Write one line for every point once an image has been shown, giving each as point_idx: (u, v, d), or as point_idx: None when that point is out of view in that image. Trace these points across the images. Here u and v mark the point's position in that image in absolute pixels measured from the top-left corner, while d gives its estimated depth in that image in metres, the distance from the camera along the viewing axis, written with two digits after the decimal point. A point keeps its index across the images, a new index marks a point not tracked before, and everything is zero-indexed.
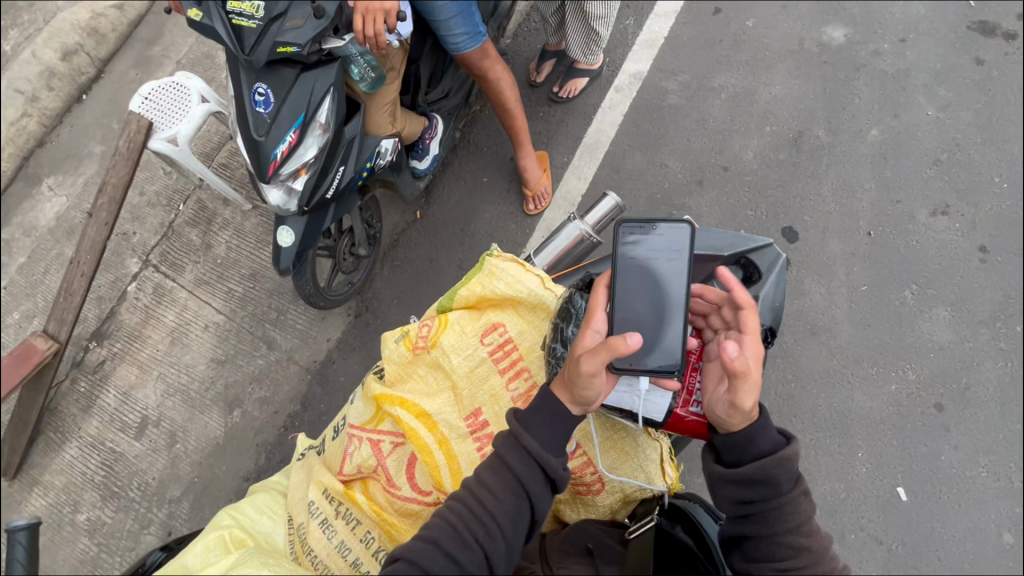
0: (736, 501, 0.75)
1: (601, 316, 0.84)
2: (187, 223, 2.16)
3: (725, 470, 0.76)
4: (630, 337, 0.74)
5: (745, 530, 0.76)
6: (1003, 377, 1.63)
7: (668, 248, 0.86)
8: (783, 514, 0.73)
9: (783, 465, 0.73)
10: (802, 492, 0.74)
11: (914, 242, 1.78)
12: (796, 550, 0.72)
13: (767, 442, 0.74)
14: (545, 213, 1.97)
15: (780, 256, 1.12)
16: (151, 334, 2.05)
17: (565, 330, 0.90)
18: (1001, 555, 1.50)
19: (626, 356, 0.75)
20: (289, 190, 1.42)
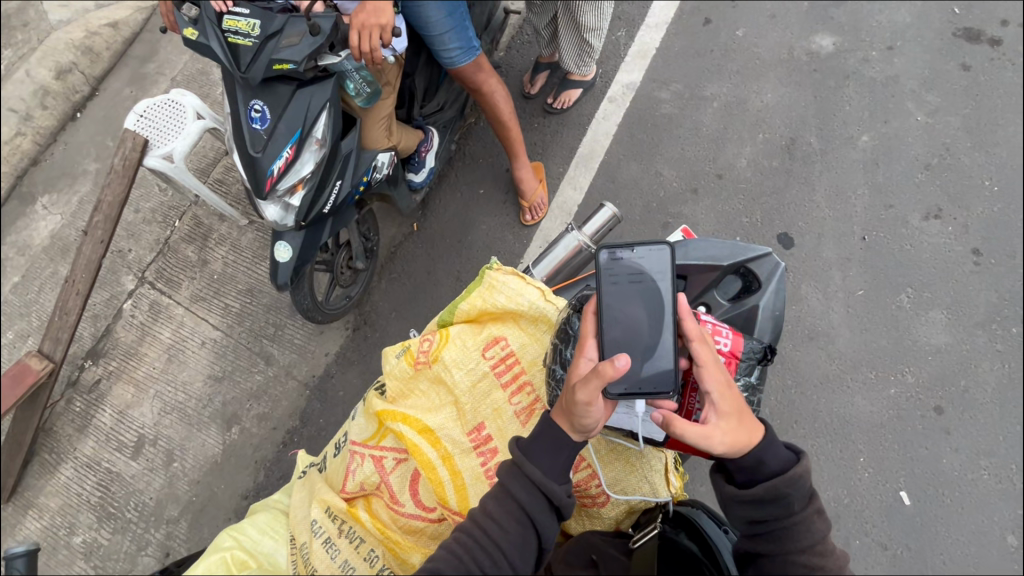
0: (748, 520, 0.75)
1: (591, 343, 0.83)
2: (183, 239, 2.15)
3: (736, 489, 0.76)
4: (617, 359, 0.71)
5: (758, 548, 0.76)
6: (1001, 378, 1.64)
7: (654, 269, 0.87)
8: (795, 533, 0.73)
9: (795, 483, 0.73)
10: (816, 511, 0.73)
11: (909, 246, 1.79)
12: (810, 569, 0.72)
13: (777, 463, 0.74)
14: (541, 223, 1.97)
15: (779, 265, 1.14)
16: (147, 352, 2.04)
17: (564, 352, 0.90)
18: (1006, 558, 1.50)
19: (615, 379, 0.72)
20: (286, 206, 1.42)
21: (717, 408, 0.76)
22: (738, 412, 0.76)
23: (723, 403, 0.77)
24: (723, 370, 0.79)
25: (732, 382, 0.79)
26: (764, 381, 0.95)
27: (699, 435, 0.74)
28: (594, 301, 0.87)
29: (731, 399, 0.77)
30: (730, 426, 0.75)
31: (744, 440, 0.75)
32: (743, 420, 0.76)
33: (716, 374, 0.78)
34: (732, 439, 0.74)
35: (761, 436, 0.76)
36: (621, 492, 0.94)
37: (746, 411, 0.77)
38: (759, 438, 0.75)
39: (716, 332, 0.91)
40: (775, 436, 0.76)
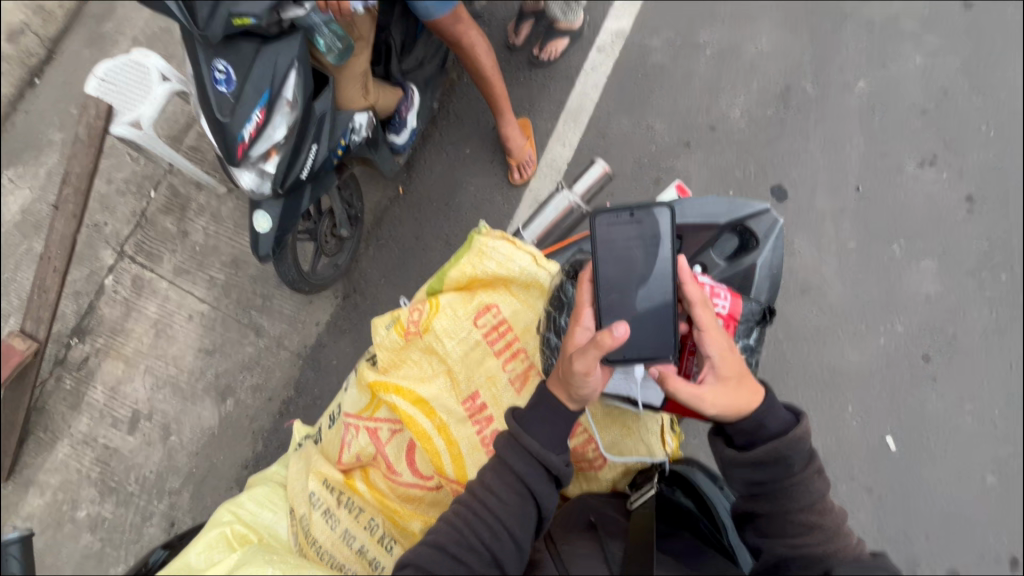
0: (748, 482, 0.76)
1: (588, 312, 0.83)
2: (161, 210, 2.07)
3: (736, 453, 0.76)
4: (616, 328, 0.71)
5: (757, 509, 0.77)
6: (988, 324, 1.66)
7: (651, 230, 0.85)
8: (795, 493, 0.74)
9: (795, 446, 0.74)
10: (816, 470, 0.74)
11: (902, 195, 1.77)
12: (810, 527, 0.73)
13: (778, 424, 0.75)
14: (530, 182, 1.92)
15: (778, 220, 1.12)
16: (134, 327, 2.00)
17: (558, 319, 0.91)
18: (985, 496, 1.56)
19: (613, 349, 0.72)
20: (261, 172, 1.37)
21: (716, 370, 0.77)
22: (739, 375, 0.77)
23: (723, 366, 0.77)
24: (723, 334, 0.79)
25: (732, 346, 0.79)
26: (762, 342, 0.95)
27: (694, 395, 0.76)
28: (589, 269, 0.86)
29: (731, 364, 0.77)
30: (728, 388, 0.76)
31: (743, 404, 0.75)
32: (743, 383, 0.76)
33: (716, 337, 0.78)
34: (729, 401, 0.75)
35: (761, 399, 0.76)
36: (618, 454, 0.96)
37: (747, 375, 0.77)
38: (760, 402, 0.76)
39: (714, 293, 0.90)
40: (774, 399, 0.76)
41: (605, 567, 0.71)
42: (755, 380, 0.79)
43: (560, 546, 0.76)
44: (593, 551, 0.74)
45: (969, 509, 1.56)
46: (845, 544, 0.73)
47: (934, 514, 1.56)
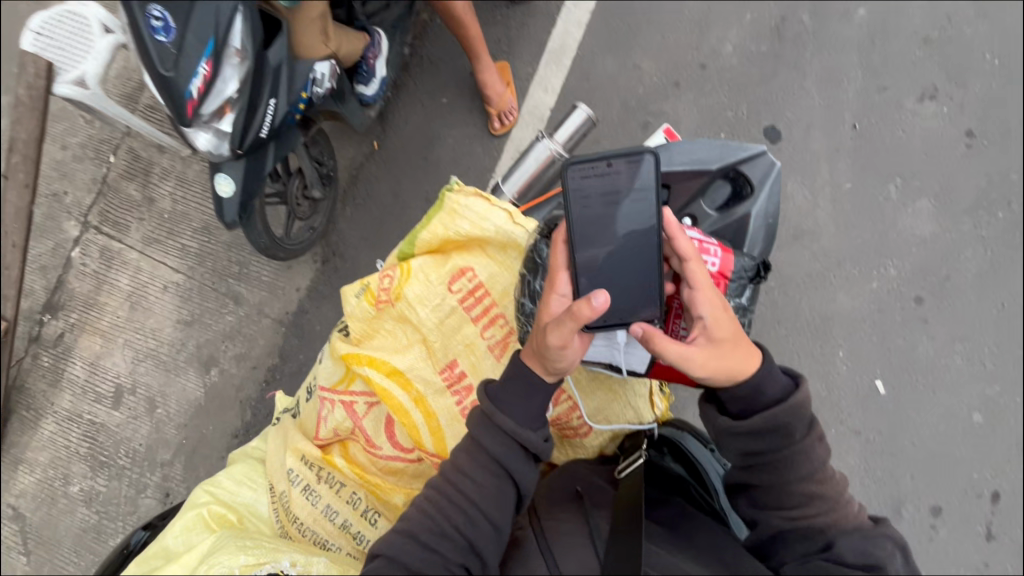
0: (743, 453, 0.74)
1: (563, 276, 0.79)
2: (123, 176, 1.95)
3: (731, 421, 0.74)
4: (595, 298, 0.68)
5: (752, 479, 0.76)
6: (982, 264, 1.63)
7: (632, 185, 0.80)
8: (794, 463, 0.73)
9: (795, 413, 0.72)
10: (816, 439, 0.73)
11: (901, 132, 1.69)
12: (810, 497, 0.73)
13: (778, 390, 0.73)
14: (512, 132, 1.81)
15: (773, 165, 1.05)
16: (107, 301, 1.92)
17: (533, 282, 0.87)
18: (970, 433, 1.58)
19: (592, 320, 0.70)
20: (217, 132, 1.26)
21: (709, 333, 0.74)
22: (732, 338, 0.74)
23: (716, 328, 0.74)
24: (717, 295, 0.76)
25: (726, 307, 0.76)
26: (755, 301, 0.91)
27: (686, 360, 0.72)
28: (564, 229, 0.81)
29: (723, 325, 0.74)
30: (721, 352, 0.73)
31: (738, 367, 0.73)
32: (736, 347, 0.73)
33: (709, 297, 0.75)
34: (721, 365, 0.72)
35: (757, 364, 0.73)
36: (604, 420, 0.94)
37: (741, 338, 0.74)
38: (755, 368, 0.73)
39: (704, 250, 0.85)
40: (770, 362, 0.74)
41: (588, 544, 0.69)
42: (750, 342, 0.76)
43: (543, 520, 0.74)
44: (576, 526, 0.71)
45: (955, 447, 1.58)
46: (845, 512, 0.73)
47: (920, 453, 1.58)
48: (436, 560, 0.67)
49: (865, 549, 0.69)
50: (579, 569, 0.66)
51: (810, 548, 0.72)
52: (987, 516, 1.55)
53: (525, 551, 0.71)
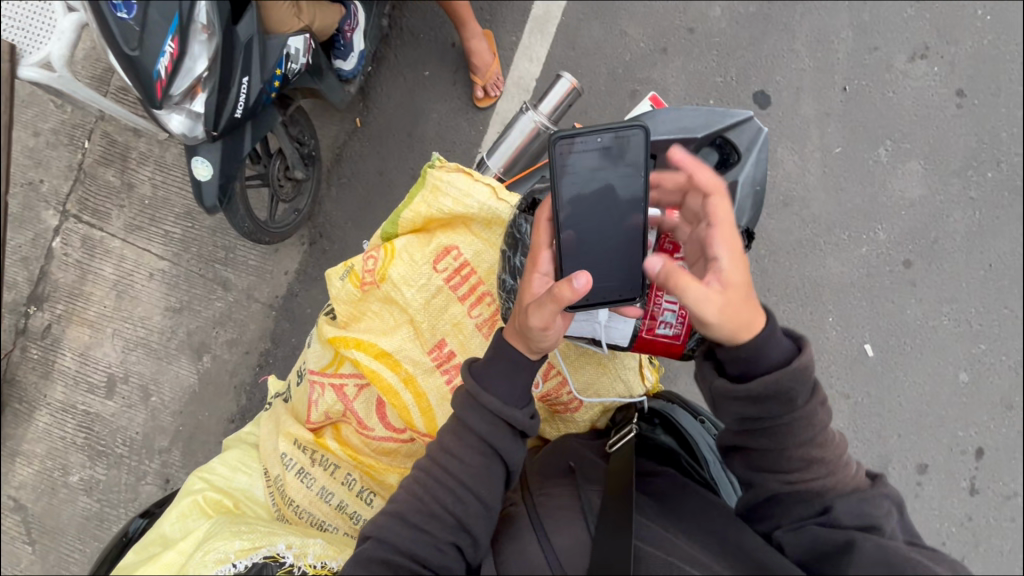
0: (740, 417, 0.72)
1: (545, 254, 0.80)
2: (99, 162, 1.89)
3: (729, 385, 0.71)
4: (576, 280, 0.70)
5: (748, 443, 0.73)
6: (970, 225, 1.63)
7: (620, 164, 0.79)
8: (795, 428, 0.70)
9: (799, 379, 0.69)
10: (819, 404, 0.71)
11: (892, 94, 1.66)
12: (809, 461, 0.70)
13: (779, 354, 0.70)
14: (497, 104, 1.77)
15: (760, 131, 1.04)
16: (93, 291, 1.88)
17: (512, 259, 0.90)
18: (956, 392, 1.61)
19: (574, 301, 0.72)
20: (191, 113, 1.22)
21: (723, 275, 0.73)
22: (747, 285, 0.73)
23: (730, 272, 0.74)
24: (736, 241, 0.76)
25: (742, 254, 0.76)
26: None
27: (700, 299, 0.71)
28: (547, 207, 0.80)
29: (739, 270, 0.74)
30: (735, 296, 0.72)
31: (751, 318, 0.71)
32: (750, 295, 0.73)
33: (727, 239, 0.75)
34: (736, 309, 0.71)
35: (762, 324, 0.71)
36: (594, 394, 0.96)
37: (753, 288, 0.74)
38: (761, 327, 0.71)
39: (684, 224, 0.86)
40: (775, 327, 0.71)
41: (580, 518, 0.69)
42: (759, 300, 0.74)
43: (536, 496, 0.74)
44: (569, 501, 0.72)
45: (941, 406, 1.61)
46: (845, 476, 0.71)
47: (907, 413, 1.61)
48: (426, 540, 0.67)
49: (862, 511, 0.67)
50: (571, 544, 0.66)
51: (807, 512, 0.70)
52: (971, 471, 1.60)
53: (517, 526, 0.71)
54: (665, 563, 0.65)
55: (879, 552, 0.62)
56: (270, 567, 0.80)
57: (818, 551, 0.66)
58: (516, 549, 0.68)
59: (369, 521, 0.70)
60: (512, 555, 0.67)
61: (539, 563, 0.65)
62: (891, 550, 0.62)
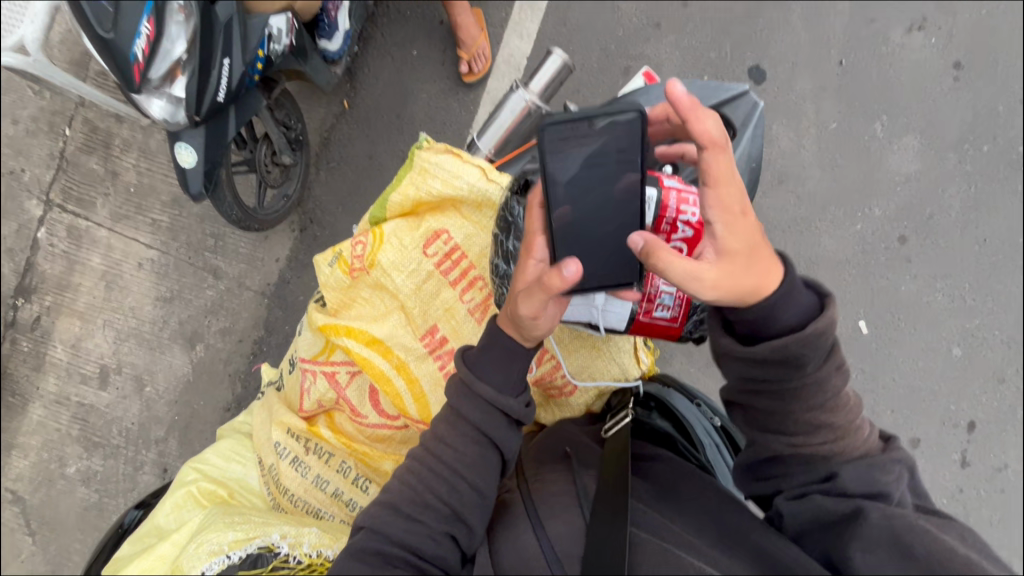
0: (744, 377, 0.69)
1: (540, 241, 0.77)
2: (81, 149, 1.85)
3: (735, 344, 0.68)
4: (566, 268, 0.70)
5: (753, 403, 0.70)
6: (967, 200, 1.61)
7: (616, 143, 0.75)
8: (804, 392, 0.67)
9: (811, 344, 0.65)
10: (832, 368, 0.67)
11: (888, 67, 1.63)
12: (818, 426, 0.68)
13: (797, 312, 0.66)
14: (487, 83, 1.72)
15: (757, 106, 1.05)
16: (81, 281, 1.85)
17: (506, 243, 0.87)
18: (950, 367, 1.61)
19: (565, 290, 0.71)
20: (171, 99, 1.19)
21: (717, 243, 0.71)
22: (749, 248, 0.70)
23: (727, 237, 0.71)
24: (737, 199, 0.71)
25: (745, 213, 0.71)
26: None
27: (690, 270, 0.69)
28: (538, 193, 0.79)
29: (736, 235, 0.70)
30: (732, 262, 0.69)
31: (764, 278, 0.67)
32: (754, 257, 0.69)
33: (724, 199, 0.71)
34: (733, 278, 0.67)
35: (781, 274, 0.67)
36: (589, 377, 0.95)
37: (761, 248, 0.70)
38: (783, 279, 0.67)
39: (682, 200, 0.84)
40: (794, 272, 0.67)
41: (576, 504, 0.69)
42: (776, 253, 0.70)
43: (532, 483, 0.74)
44: (565, 487, 0.72)
45: (935, 381, 1.61)
46: (854, 440, 0.68)
47: (900, 388, 1.62)
48: (420, 531, 0.67)
49: (870, 478, 0.65)
50: (567, 530, 0.66)
51: (810, 478, 0.68)
52: (963, 444, 1.61)
53: (512, 514, 0.70)
54: (662, 546, 0.65)
55: (885, 523, 0.60)
56: (265, 557, 0.79)
57: (821, 521, 0.64)
58: (510, 537, 0.68)
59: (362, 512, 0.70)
60: (506, 544, 0.67)
61: (535, 553, 0.65)
62: (897, 521, 0.60)
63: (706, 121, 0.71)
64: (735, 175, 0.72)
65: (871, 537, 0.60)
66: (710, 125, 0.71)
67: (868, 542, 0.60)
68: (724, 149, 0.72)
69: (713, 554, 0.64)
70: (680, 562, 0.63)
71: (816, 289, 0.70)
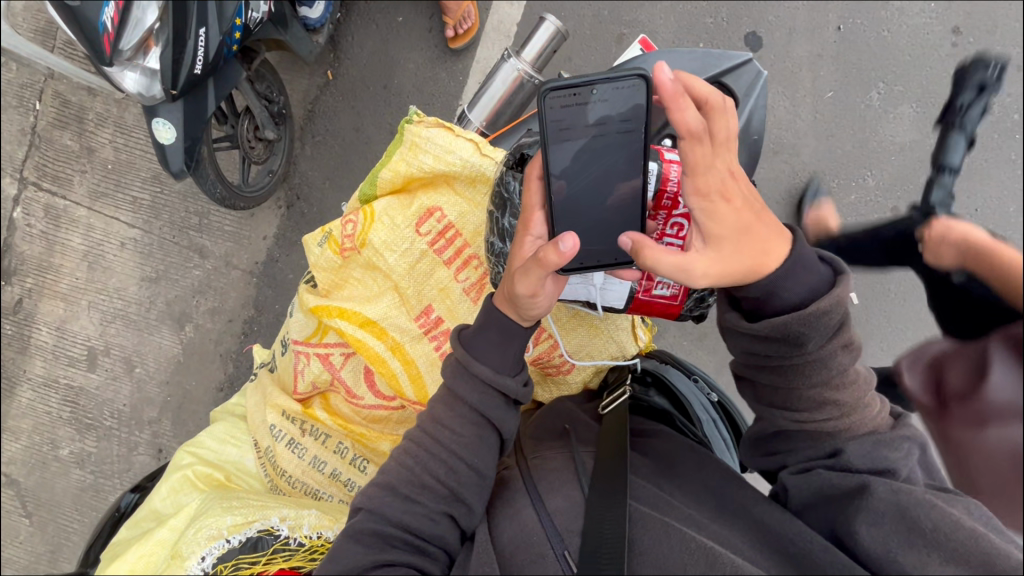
0: (747, 352, 0.71)
1: (538, 217, 0.76)
2: (54, 124, 1.77)
3: (739, 320, 0.70)
4: (561, 244, 0.67)
5: (758, 377, 0.72)
6: (961, 169, 1.59)
7: (618, 115, 0.73)
8: (807, 369, 0.68)
9: (812, 324, 0.65)
10: (837, 347, 0.67)
11: (886, 33, 1.59)
12: (822, 403, 0.68)
13: (804, 289, 0.67)
14: (475, 51, 1.66)
15: (759, 74, 1.06)
16: (63, 263, 1.80)
17: (501, 221, 0.85)
18: None
19: (561, 265, 0.69)
20: (146, 71, 1.15)
21: (706, 234, 0.70)
22: (739, 232, 0.69)
23: (712, 225, 0.70)
24: (722, 185, 0.69)
25: (729, 199, 0.69)
26: None
27: (676, 263, 0.69)
28: (537, 164, 0.75)
29: (722, 221, 0.69)
30: (720, 249, 0.69)
31: (759, 259, 0.67)
32: (744, 242, 0.68)
33: (702, 185, 0.69)
34: (721, 267, 0.68)
35: (786, 249, 0.68)
36: (586, 356, 0.96)
37: (753, 230, 0.69)
38: (784, 259, 0.67)
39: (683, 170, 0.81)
40: (804, 245, 0.68)
41: (575, 479, 0.69)
42: (772, 231, 0.69)
43: (530, 460, 0.75)
44: (563, 463, 0.72)
45: None
46: (862, 417, 0.68)
47: None
48: (419, 511, 0.67)
49: (875, 455, 0.65)
50: (566, 506, 0.66)
51: (816, 453, 0.68)
52: None
53: (511, 489, 0.71)
54: (662, 521, 0.65)
55: (892, 498, 0.60)
56: (266, 540, 0.80)
57: (824, 495, 0.65)
58: (510, 512, 0.68)
59: (358, 493, 0.70)
60: (505, 519, 0.67)
61: (534, 527, 0.65)
62: (905, 496, 0.60)
63: (684, 106, 0.65)
64: (722, 160, 0.69)
65: (878, 511, 0.60)
66: (689, 110, 0.65)
67: (874, 515, 0.60)
68: (706, 135, 0.67)
69: (711, 528, 0.65)
70: (682, 536, 0.63)
71: (831, 266, 0.69)
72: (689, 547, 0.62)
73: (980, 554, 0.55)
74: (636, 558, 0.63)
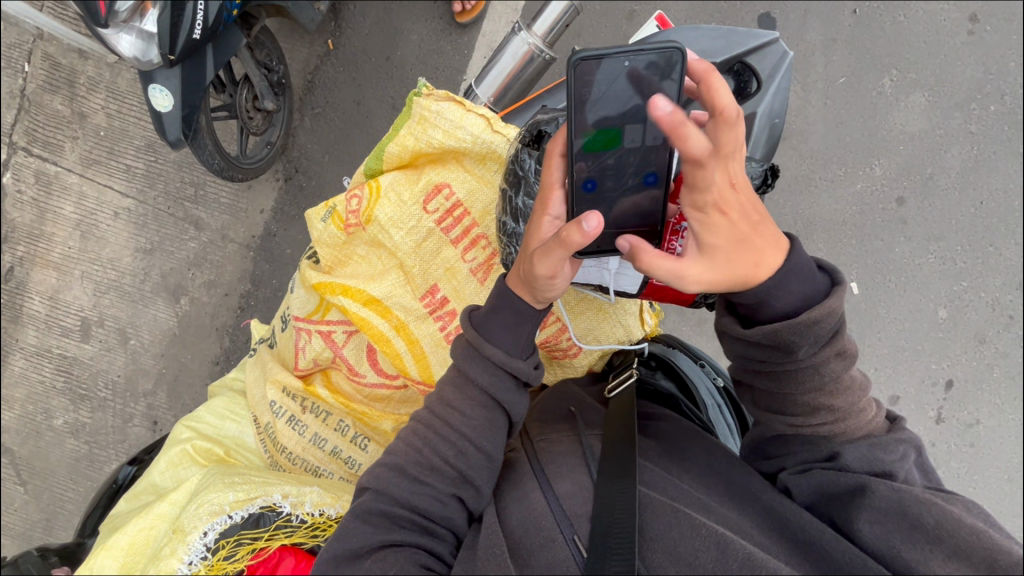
0: (743, 356, 0.70)
1: (558, 197, 0.74)
2: (43, 87, 1.72)
3: (737, 330, 0.68)
4: (586, 223, 0.63)
5: (754, 381, 0.70)
6: (967, 161, 1.54)
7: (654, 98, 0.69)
8: (801, 375, 0.67)
9: (803, 331, 0.64)
10: (830, 354, 0.66)
11: (902, 18, 1.55)
12: (815, 408, 0.67)
13: (795, 299, 0.65)
14: (481, 25, 1.61)
15: (786, 56, 1.06)
16: (55, 231, 1.76)
17: (515, 199, 0.84)
18: (935, 328, 1.56)
19: (584, 246, 0.66)
20: (144, 36, 1.12)
21: (700, 243, 0.66)
22: (734, 243, 0.65)
23: (706, 235, 0.66)
24: (721, 196, 0.64)
25: (728, 211, 0.64)
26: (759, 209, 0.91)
27: (668, 268, 0.67)
28: (560, 141, 0.72)
29: (719, 230, 0.65)
30: (713, 259, 0.65)
31: (749, 271, 0.65)
32: (737, 252, 0.65)
33: (697, 200, 0.64)
34: (713, 277, 0.65)
35: (779, 259, 0.65)
36: (594, 340, 0.96)
37: (749, 241, 0.65)
38: (775, 270, 0.65)
39: None
40: (802, 250, 0.66)
41: (583, 464, 0.70)
42: (772, 242, 0.66)
43: (535, 441, 0.75)
44: (570, 447, 0.73)
45: (919, 343, 1.57)
46: (857, 422, 0.68)
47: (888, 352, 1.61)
48: (428, 493, 0.67)
49: (873, 457, 0.65)
50: (574, 490, 0.67)
51: (813, 455, 0.68)
52: (939, 402, 1.58)
53: (519, 472, 0.72)
54: (673, 508, 0.65)
55: (893, 496, 0.61)
56: (268, 516, 0.80)
57: (826, 492, 0.65)
58: (518, 496, 0.68)
59: (364, 473, 0.70)
60: (514, 503, 0.68)
61: (543, 512, 0.66)
62: (906, 494, 0.61)
63: (690, 134, 0.59)
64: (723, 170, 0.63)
65: (881, 509, 0.61)
66: (697, 133, 0.59)
67: (877, 513, 0.61)
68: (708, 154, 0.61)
69: (719, 512, 0.66)
70: (692, 523, 0.64)
71: (830, 274, 0.67)
72: (700, 533, 0.63)
73: (980, 550, 0.56)
74: (647, 544, 0.64)
